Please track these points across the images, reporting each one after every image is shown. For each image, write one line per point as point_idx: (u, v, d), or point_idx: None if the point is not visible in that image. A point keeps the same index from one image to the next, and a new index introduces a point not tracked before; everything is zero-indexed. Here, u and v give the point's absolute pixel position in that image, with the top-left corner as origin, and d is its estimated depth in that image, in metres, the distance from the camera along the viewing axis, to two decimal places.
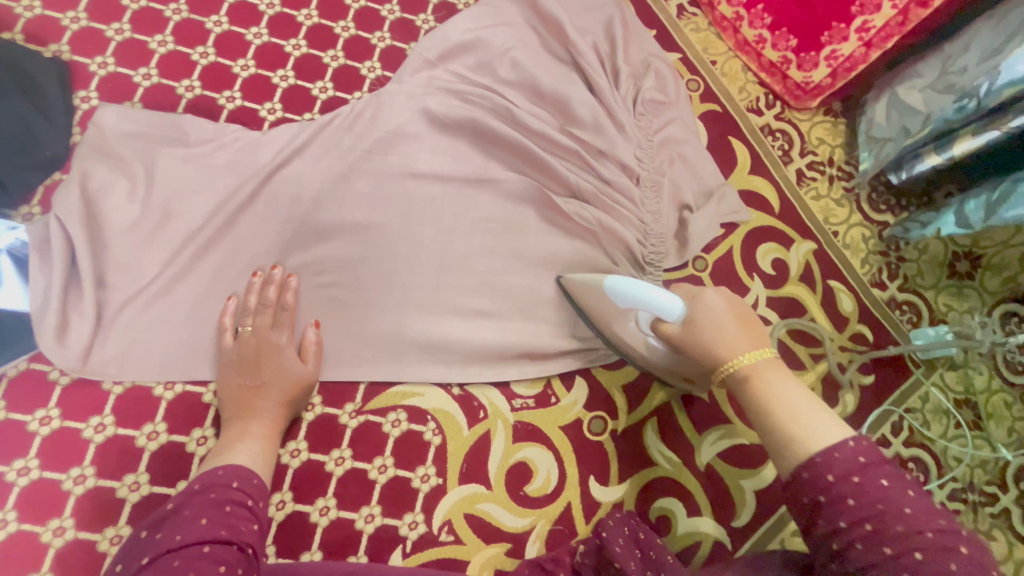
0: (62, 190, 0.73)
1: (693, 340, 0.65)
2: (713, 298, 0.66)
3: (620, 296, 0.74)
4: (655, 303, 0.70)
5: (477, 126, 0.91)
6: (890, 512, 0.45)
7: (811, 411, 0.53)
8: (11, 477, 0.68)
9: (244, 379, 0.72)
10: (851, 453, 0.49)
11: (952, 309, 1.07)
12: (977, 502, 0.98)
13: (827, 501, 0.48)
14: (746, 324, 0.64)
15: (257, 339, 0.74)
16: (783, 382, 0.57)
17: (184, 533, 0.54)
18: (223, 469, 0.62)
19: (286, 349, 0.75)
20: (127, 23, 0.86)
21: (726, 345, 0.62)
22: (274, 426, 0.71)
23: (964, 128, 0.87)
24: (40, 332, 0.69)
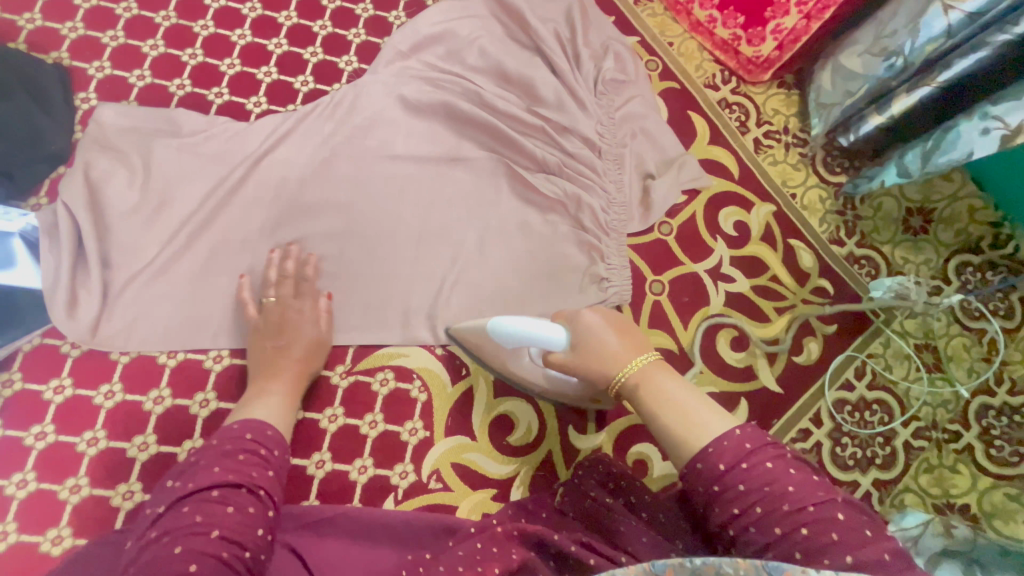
0: (68, 180, 0.80)
1: (581, 362, 0.70)
2: (590, 316, 0.71)
3: (506, 337, 0.76)
4: (540, 336, 0.72)
5: (449, 109, 0.98)
6: (777, 494, 0.52)
7: (694, 403, 0.60)
8: (29, 441, 0.74)
9: (271, 341, 0.78)
10: (737, 440, 0.55)
11: (909, 261, 1.13)
12: (940, 439, 1.03)
13: (721, 490, 0.53)
14: (623, 334, 0.69)
15: (282, 306, 0.80)
16: (667, 381, 0.63)
17: (197, 478, 0.59)
18: (238, 424, 0.67)
19: (313, 315, 0.82)
20: (121, 31, 0.93)
21: (609, 359, 0.67)
22: (294, 386, 0.77)
23: (899, 87, 0.95)
24: (51, 307, 0.75)
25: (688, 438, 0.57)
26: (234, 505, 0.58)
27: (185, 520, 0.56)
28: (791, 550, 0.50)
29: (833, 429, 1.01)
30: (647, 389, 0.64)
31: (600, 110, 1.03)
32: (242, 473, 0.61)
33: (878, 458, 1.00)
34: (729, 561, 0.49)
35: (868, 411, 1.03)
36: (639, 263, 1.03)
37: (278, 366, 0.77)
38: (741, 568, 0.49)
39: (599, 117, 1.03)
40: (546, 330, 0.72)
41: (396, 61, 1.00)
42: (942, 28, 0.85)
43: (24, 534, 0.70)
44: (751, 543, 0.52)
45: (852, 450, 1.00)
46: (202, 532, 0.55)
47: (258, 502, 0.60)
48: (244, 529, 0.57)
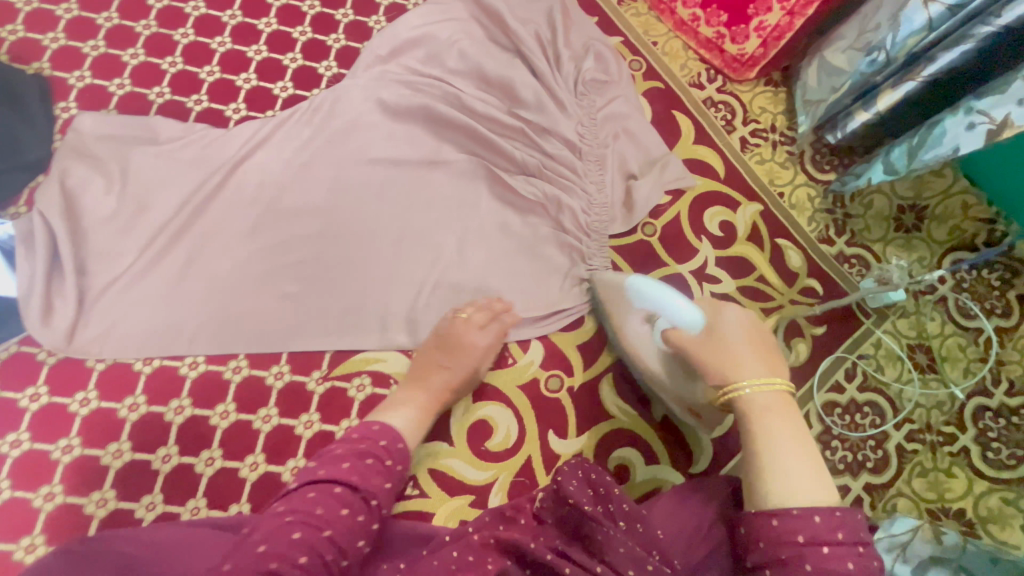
0: (45, 189, 0.80)
1: (713, 353, 0.71)
2: (732, 315, 0.75)
3: (637, 296, 0.83)
4: (673, 307, 0.77)
5: (428, 111, 0.98)
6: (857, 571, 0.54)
7: (800, 462, 0.61)
8: (5, 449, 0.74)
9: (440, 357, 0.82)
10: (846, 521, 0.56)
11: (901, 259, 1.11)
12: (935, 442, 1.00)
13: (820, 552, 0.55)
14: (757, 350, 0.71)
15: (461, 331, 0.84)
16: (775, 418, 0.64)
17: (326, 468, 0.63)
18: (378, 427, 0.70)
19: (478, 348, 0.84)
20: (101, 40, 0.94)
21: (730, 364, 0.69)
22: (428, 404, 0.79)
23: (885, 82, 0.93)
24: (28, 315, 0.76)
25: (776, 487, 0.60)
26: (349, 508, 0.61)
27: (309, 507, 0.60)
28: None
29: (822, 432, 0.99)
30: (751, 419, 0.65)
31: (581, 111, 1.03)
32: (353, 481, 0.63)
33: (870, 461, 0.98)
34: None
35: (859, 413, 1.00)
36: (622, 265, 1.02)
37: (426, 384, 0.80)
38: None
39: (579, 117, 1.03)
40: (685, 307, 0.77)
41: (375, 65, 1.00)
42: (924, 22, 0.84)
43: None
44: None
45: (842, 453, 0.98)
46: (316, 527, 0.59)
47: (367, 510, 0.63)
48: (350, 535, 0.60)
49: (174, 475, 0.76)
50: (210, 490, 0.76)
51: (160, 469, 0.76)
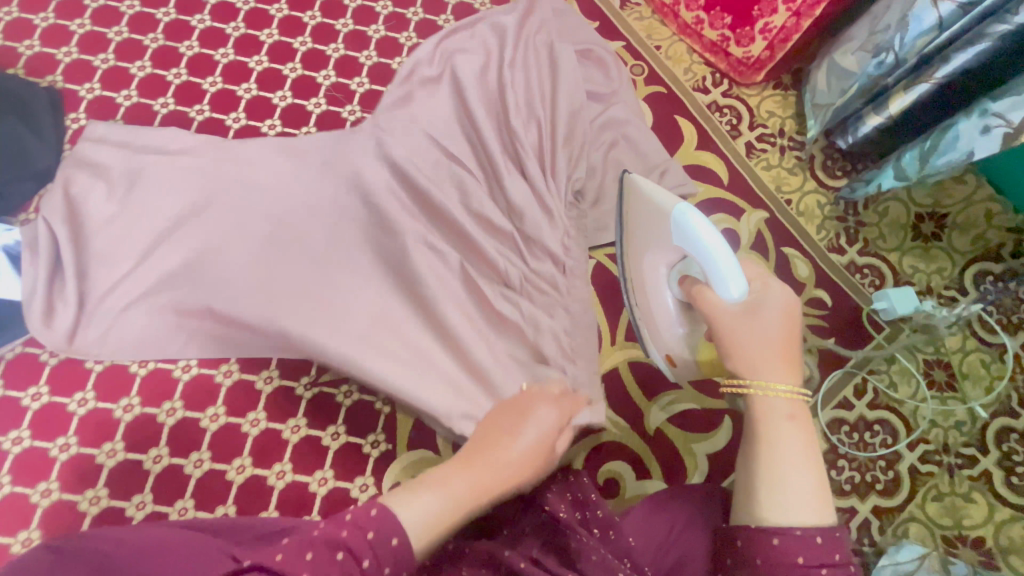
0: (50, 197, 0.83)
1: (737, 328, 0.65)
2: (776, 306, 0.64)
3: (685, 236, 0.70)
4: (715, 265, 0.66)
5: (401, 172, 0.89)
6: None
7: (809, 483, 0.56)
8: (7, 445, 0.77)
9: (508, 427, 0.68)
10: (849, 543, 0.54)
11: (918, 270, 1.05)
12: (953, 464, 0.94)
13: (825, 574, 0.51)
14: (791, 353, 0.63)
15: (529, 402, 0.73)
16: (790, 434, 0.59)
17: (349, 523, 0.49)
18: (377, 512, 0.51)
19: (543, 434, 0.69)
20: (111, 53, 0.98)
21: (760, 362, 0.62)
22: (476, 492, 0.60)
23: (897, 85, 0.89)
24: (29, 316, 0.78)
25: (779, 506, 0.55)
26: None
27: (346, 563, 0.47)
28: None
29: (827, 450, 0.94)
30: (765, 426, 0.59)
31: (558, 163, 0.95)
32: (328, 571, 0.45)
33: (879, 483, 0.93)
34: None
35: (868, 431, 0.95)
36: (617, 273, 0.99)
37: (475, 463, 0.62)
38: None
39: (549, 180, 0.94)
40: (731, 277, 0.65)
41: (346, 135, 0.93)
42: (934, 21, 0.80)
43: None
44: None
45: (850, 474, 0.93)
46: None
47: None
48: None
49: (164, 475, 0.78)
50: (198, 491, 0.78)
51: (151, 469, 0.78)
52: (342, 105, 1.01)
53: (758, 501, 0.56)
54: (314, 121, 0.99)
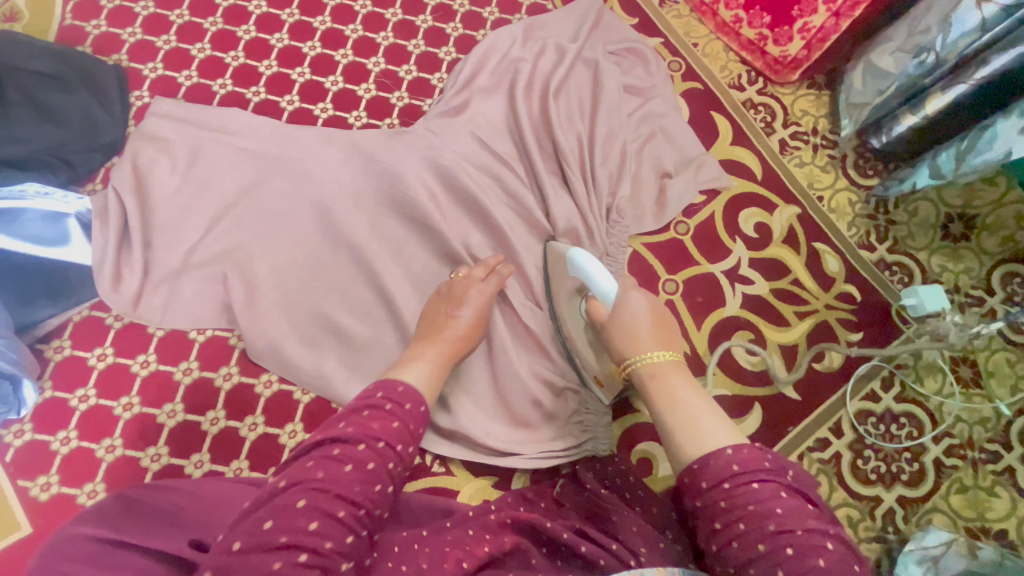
0: (119, 168, 0.88)
1: (614, 321, 0.73)
2: (637, 299, 0.74)
3: (574, 269, 0.83)
4: (593, 276, 0.79)
5: (449, 177, 0.94)
6: (761, 514, 0.48)
7: (704, 412, 0.58)
8: (74, 403, 0.81)
9: (448, 309, 0.80)
10: (725, 460, 0.52)
11: (947, 269, 1.07)
12: (977, 459, 0.96)
13: (702, 505, 0.52)
14: (659, 329, 0.71)
15: (462, 281, 0.83)
16: (677, 382, 0.63)
17: (358, 427, 0.54)
18: (381, 395, 0.58)
19: (482, 299, 0.82)
20: (173, 35, 1.02)
21: (635, 343, 0.69)
22: (445, 358, 0.73)
23: (933, 86, 0.91)
24: (99, 280, 0.82)
25: (685, 445, 0.56)
26: (353, 464, 0.52)
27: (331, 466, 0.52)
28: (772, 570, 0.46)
29: (854, 440, 0.96)
30: (657, 383, 0.64)
31: (595, 172, 0.98)
32: (364, 428, 0.54)
33: (905, 473, 0.95)
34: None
35: (894, 424, 0.98)
36: (652, 261, 1.03)
37: (440, 339, 0.75)
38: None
39: (588, 196, 0.97)
40: (602, 276, 0.79)
41: (396, 136, 0.97)
42: (977, 23, 0.82)
43: (65, 487, 0.77)
44: (734, 558, 0.49)
45: (875, 464, 0.95)
46: (321, 488, 0.50)
47: (378, 458, 0.53)
48: (363, 485, 0.52)
49: (221, 437, 0.81)
50: (252, 452, 0.81)
51: (208, 430, 0.81)
52: (391, 91, 1.04)
53: (672, 449, 0.57)
54: (364, 106, 1.03)
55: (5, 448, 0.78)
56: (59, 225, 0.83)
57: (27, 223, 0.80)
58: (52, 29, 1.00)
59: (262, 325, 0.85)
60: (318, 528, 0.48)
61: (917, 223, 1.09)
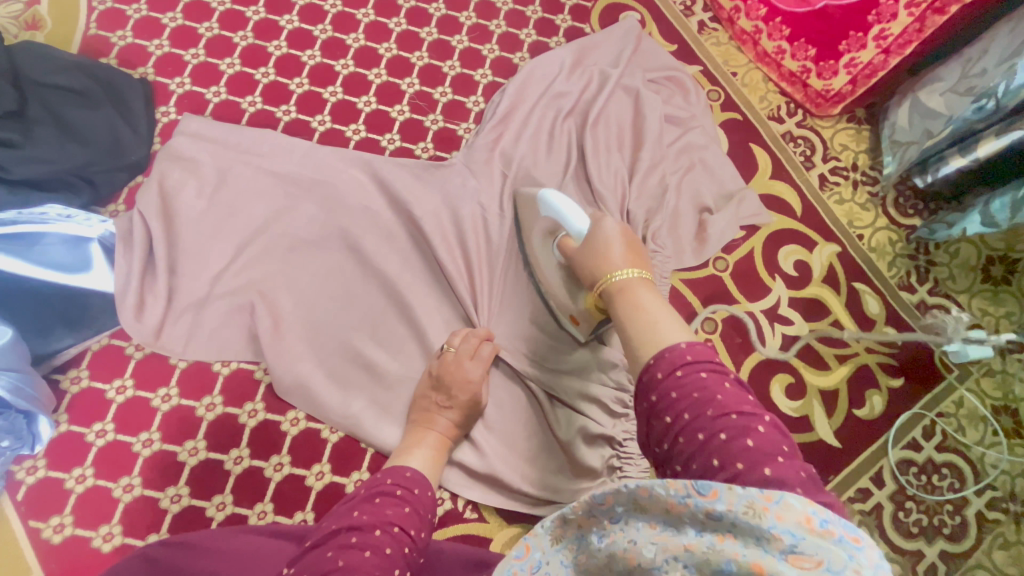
0: (145, 190, 0.84)
1: (585, 248, 0.71)
2: (609, 224, 0.70)
3: (545, 209, 0.80)
4: (564, 217, 0.76)
5: (485, 211, 0.92)
6: (703, 399, 0.50)
7: (668, 313, 0.57)
8: (90, 438, 0.76)
9: (436, 398, 0.78)
10: (680, 352, 0.53)
11: (988, 314, 1.04)
12: (1020, 513, 0.93)
13: (657, 399, 0.52)
14: (632, 251, 0.68)
15: (453, 361, 0.78)
16: (646, 294, 0.61)
17: (371, 514, 0.57)
18: (390, 480, 0.63)
19: (474, 380, 0.78)
20: (201, 49, 0.98)
21: (608, 258, 0.67)
22: (439, 447, 0.75)
23: (987, 130, 0.89)
24: (122, 309, 0.78)
25: (647, 345, 0.55)
26: (373, 550, 0.54)
27: (348, 551, 0.53)
28: (710, 457, 0.47)
29: (895, 491, 0.93)
30: (623, 296, 0.62)
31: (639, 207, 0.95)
32: (378, 514, 0.58)
33: (947, 527, 0.92)
34: (663, 482, 0.44)
35: (936, 474, 0.95)
36: (690, 298, 1.00)
37: (428, 432, 0.75)
38: (672, 488, 0.43)
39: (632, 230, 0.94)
40: (572, 213, 0.76)
41: (431, 168, 0.94)
42: None
43: (79, 528, 0.73)
44: None
45: (917, 516, 0.92)
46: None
47: (395, 542, 0.56)
48: (383, 570, 0.52)
49: (245, 477, 0.78)
50: (277, 495, 0.77)
51: (231, 470, 0.77)
52: (426, 114, 1.01)
53: (635, 348, 0.56)
54: (397, 128, 0.99)
55: (16, 485, 0.74)
56: (80, 250, 0.78)
57: (48, 248, 0.76)
58: (76, 38, 0.96)
59: (289, 360, 0.81)
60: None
61: (959, 262, 1.07)
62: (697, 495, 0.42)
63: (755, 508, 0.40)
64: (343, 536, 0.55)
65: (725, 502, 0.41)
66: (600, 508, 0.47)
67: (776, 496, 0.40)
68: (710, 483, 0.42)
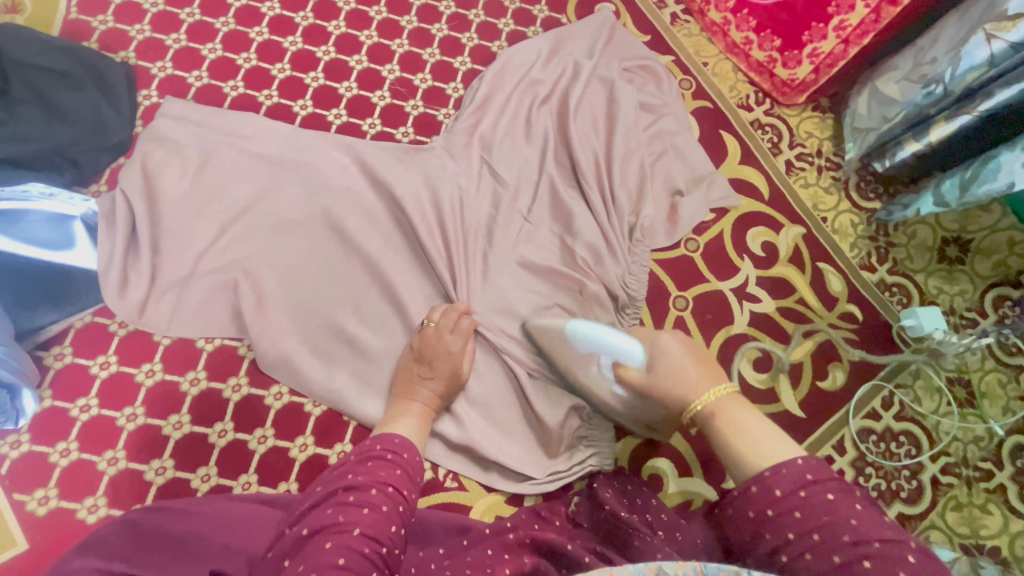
0: (128, 170, 0.85)
1: (658, 373, 0.72)
2: (670, 342, 0.74)
3: (585, 342, 0.84)
4: (614, 346, 0.81)
5: (463, 193, 0.95)
6: (836, 523, 0.47)
7: (770, 431, 0.58)
8: (75, 413, 0.78)
9: (418, 369, 0.80)
10: (797, 468, 0.52)
11: (943, 292, 1.10)
12: (972, 477, 0.99)
13: (775, 514, 0.50)
14: (702, 364, 0.71)
15: (434, 335, 0.81)
16: (740, 409, 0.63)
17: (366, 475, 0.60)
18: (379, 446, 0.64)
19: (456, 352, 0.81)
20: (183, 34, 1.00)
21: (687, 380, 0.68)
22: (424, 415, 0.77)
23: (938, 115, 0.94)
24: (105, 286, 0.80)
25: (758, 459, 0.55)
26: (370, 507, 0.56)
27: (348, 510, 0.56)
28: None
29: (856, 458, 0.98)
30: (717, 416, 0.63)
31: (618, 191, 0.99)
32: (373, 474, 0.60)
33: (904, 491, 0.97)
34: None
35: (894, 442, 1.00)
36: (664, 278, 1.04)
37: (412, 400, 0.77)
38: None
39: (611, 212, 0.98)
40: (623, 340, 0.81)
41: (412, 151, 0.96)
42: (986, 58, 0.84)
43: (64, 501, 0.74)
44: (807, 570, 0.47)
45: (876, 481, 0.97)
46: (345, 530, 0.54)
47: (390, 501, 0.58)
48: (381, 525, 0.55)
49: (229, 449, 0.79)
50: (261, 466, 0.79)
51: (216, 443, 0.79)
52: (406, 100, 1.04)
53: (745, 464, 0.56)
54: (378, 113, 1.02)
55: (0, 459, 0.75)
56: (64, 228, 0.80)
57: (32, 225, 0.78)
58: (56, 22, 0.97)
59: (273, 335, 0.83)
60: (347, 564, 0.50)
61: (918, 243, 1.12)
62: None
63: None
64: (342, 493, 0.57)
65: None
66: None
67: None
68: None
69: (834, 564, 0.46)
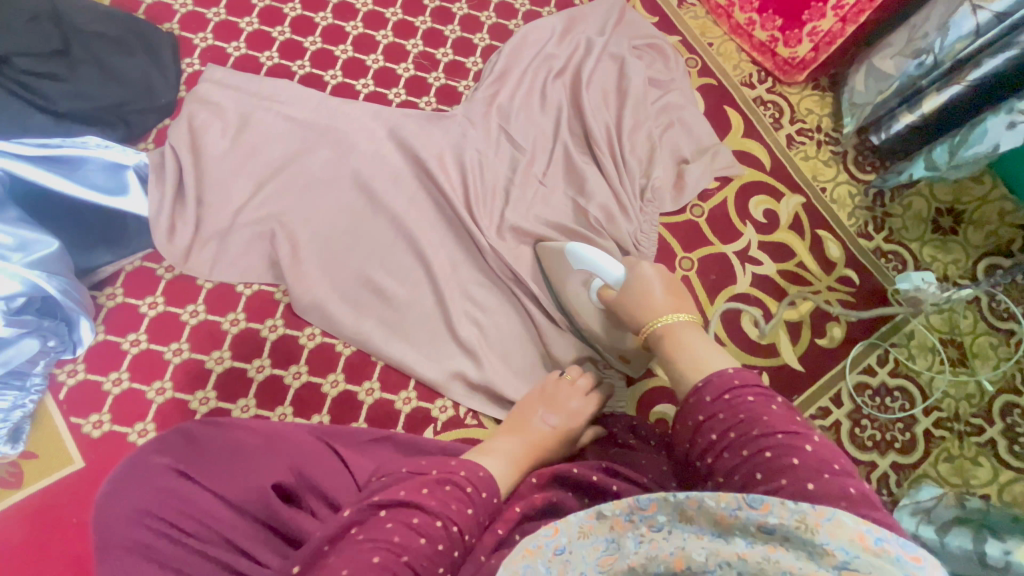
0: (176, 129, 0.93)
1: (624, 295, 0.75)
2: (647, 268, 0.76)
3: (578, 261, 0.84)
4: (601, 267, 0.81)
5: (482, 157, 1.01)
6: (750, 420, 0.54)
7: (715, 351, 0.62)
8: (126, 346, 0.84)
9: (540, 416, 0.78)
10: (727, 377, 0.57)
11: (937, 259, 1.15)
12: (963, 431, 1.04)
13: (704, 418, 0.56)
14: (672, 292, 0.74)
15: (560, 393, 0.82)
16: (694, 335, 0.66)
17: (437, 498, 0.57)
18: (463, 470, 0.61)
19: (578, 413, 0.80)
20: (223, 8, 1.07)
21: (652, 302, 0.72)
22: (521, 457, 0.72)
23: (930, 87, 1.00)
24: (156, 231, 0.87)
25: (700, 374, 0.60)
26: (427, 538, 0.54)
27: (399, 524, 0.54)
28: (752, 471, 0.51)
29: (852, 410, 1.04)
30: (670, 339, 0.67)
31: (628, 158, 1.05)
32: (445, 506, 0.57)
33: (898, 442, 1.02)
34: (712, 495, 0.47)
35: (888, 396, 1.05)
36: (669, 239, 1.10)
37: (516, 438, 0.75)
38: (722, 501, 0.46)
39: (622, 176, 1.04)
40: (606, 261, 0.81)
41: (435, 118, 1.03)
42: (972, 28, 0.91)
43: (116, 425, 0.80)
44: (724, 466, 0.53)
45: (871, 432, 1.03)
46: (394, 551, 0.52)
47: (448, 538, 0.55)
48: (430, 558, 0.53)
49: (266, 383, 0.86)
50: (296, 399, 0.86)
51: (254, 377, 0.86)
52: (429, 72, 1.10)
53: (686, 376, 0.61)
54: (403, 84, 1.09)
55: (59, 386, 0.81)
56: (118, 177, 0.86)
57: (90, 173, 0.84)
58: None
59: (306, 282, 0.89)
60: None
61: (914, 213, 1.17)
62: (749, 507, 0.45)
63: (807, 523, 0.43)
64: (401, 501, 0.56)
65: (777, 516, 0.44)
66: (641, 514, 0.50)
67: (827, 513, 0.43)
68: (763, 498, 0.45)
69: (744, 456, 0.52)
